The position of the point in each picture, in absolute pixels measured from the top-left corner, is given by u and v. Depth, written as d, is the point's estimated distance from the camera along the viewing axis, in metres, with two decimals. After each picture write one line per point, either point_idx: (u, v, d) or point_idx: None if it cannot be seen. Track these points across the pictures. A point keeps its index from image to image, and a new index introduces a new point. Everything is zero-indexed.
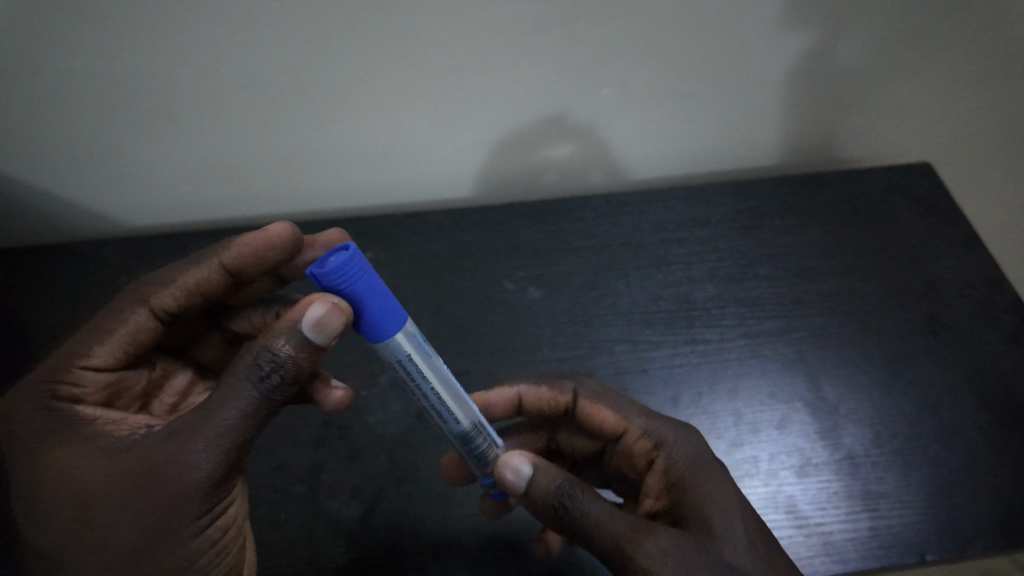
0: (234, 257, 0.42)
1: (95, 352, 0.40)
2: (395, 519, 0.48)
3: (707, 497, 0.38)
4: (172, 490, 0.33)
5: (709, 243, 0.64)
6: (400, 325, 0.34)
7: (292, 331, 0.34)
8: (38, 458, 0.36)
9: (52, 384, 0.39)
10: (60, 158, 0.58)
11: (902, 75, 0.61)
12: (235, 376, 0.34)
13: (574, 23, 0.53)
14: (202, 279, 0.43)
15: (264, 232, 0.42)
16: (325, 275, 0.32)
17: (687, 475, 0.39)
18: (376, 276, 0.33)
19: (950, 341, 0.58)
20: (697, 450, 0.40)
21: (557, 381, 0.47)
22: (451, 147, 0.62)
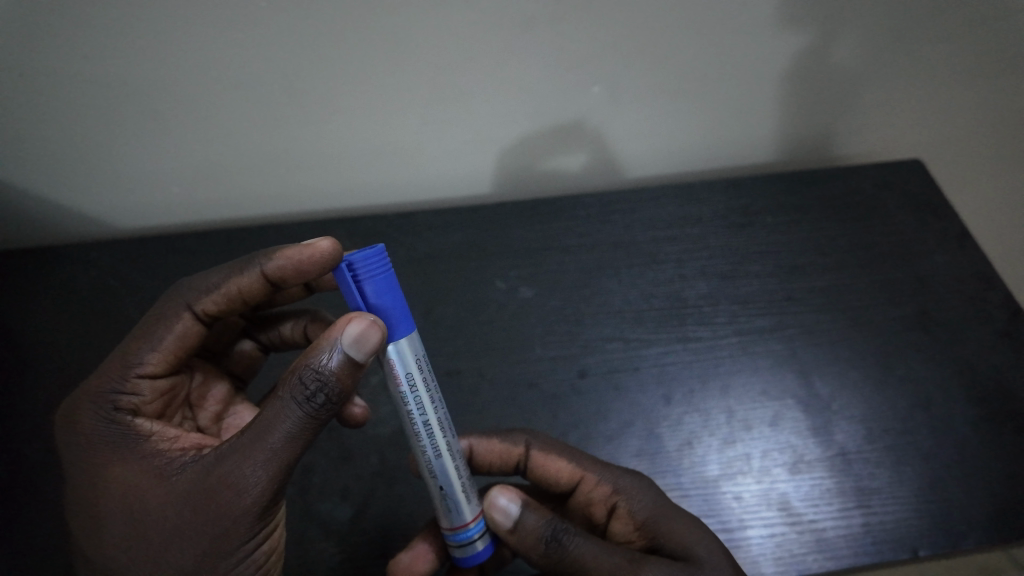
0: (276, 263, 0.41)
1: (145, 359, 0.41)
2: (388, 520, 0.48)
3: (681, 535, 0.38)
4: (225, 512, 0.33)
5: (701, 240, 0.64)
6: (404, 330, 0.36)
7: (333, 347, 0.34)
8: (100, 475, 0.37)
9: (107, 396, 0.39)
10: (48, 162, 0.58)
11: (892, 71, 0.62)
12: (280, 397, 0.34)
13: (565, 23, 0.53)
14: (245, 286, 0.42)
15: (309, 249, 0.40)
16: (353, 263, 0.35)
17: (654, 518, 0.40)
18: (397, 280, 0.36)
19: (941, 337, 0.58)
20: (656, 492, 0.41)
21: (506, 433, 0.46)
22: (441, 146, 0.62)
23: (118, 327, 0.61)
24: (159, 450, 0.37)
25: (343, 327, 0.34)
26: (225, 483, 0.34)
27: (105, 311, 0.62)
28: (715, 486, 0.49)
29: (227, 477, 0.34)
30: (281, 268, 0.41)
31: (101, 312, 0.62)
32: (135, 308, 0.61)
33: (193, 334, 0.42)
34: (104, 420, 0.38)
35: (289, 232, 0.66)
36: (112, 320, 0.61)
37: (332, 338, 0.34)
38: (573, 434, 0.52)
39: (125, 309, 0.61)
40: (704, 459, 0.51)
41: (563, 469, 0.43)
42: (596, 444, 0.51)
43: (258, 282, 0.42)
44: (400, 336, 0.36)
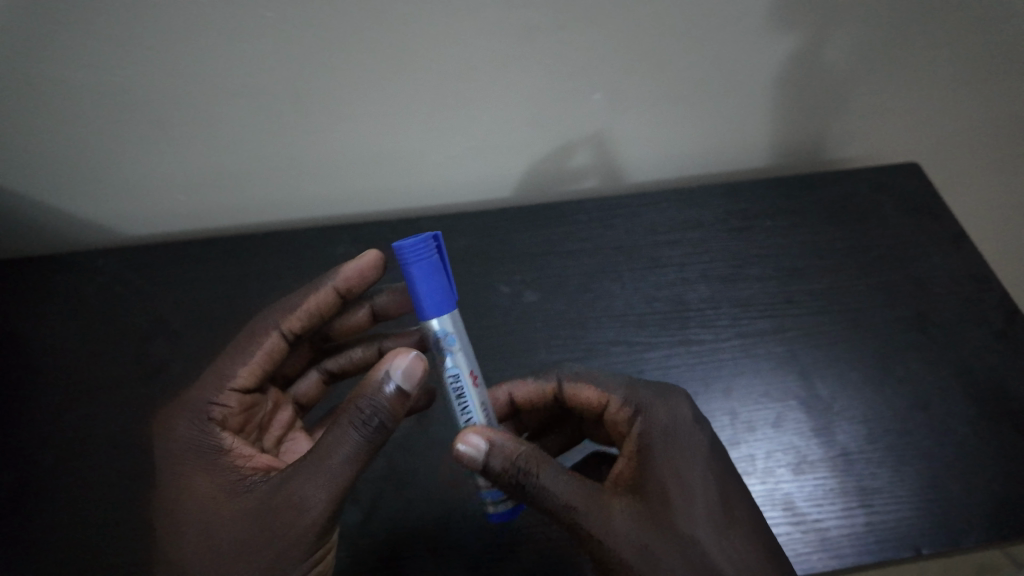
0: (347, 279, 0.49)
1: (237, 373, 0.46)
2: (398, 522, 0.48)
3: (671, 468, 0.39)
4: (288, 536, 0.36)
5: (702, 244, 0.64)
6: (446, 310, 0.38)
7: (387, 375, 0.38)
8: (186, 481, 0.41)
9: (203, 405, 0.44)
10: (56, 171, 0.59)
11: (890, 75, 0.62)
12: (341, 421, 0.37)
13: (565, 32, 0.54)
14: (317, 302, 0.49)
15: (363, 258, 0.50)
16: (402, 249, 0.36)
17: (659, 442, 0.41)
18: (439, 260, 0.37)
19: (938, 338, 0.58)
20: (682, 421, 0.42)
21: (541, 373, 0.50)
22: (443, 153, 0.63)
23: (125, 334, 0.61)
24: (235, 470, 0.41)
25: (393, 360, 0.38)
26: (287, 506, 0.36)
27: (111, 319, 0.62)
28: None
29: (292, 496, 0.36)
30: (350, 284, 0.49)
31: (107, 319, 0.62)
32: (141, 315, 0.62)
33: (276, 353, 0.48)
34: (197, 429, 0.43)
35: (291, 239, 0.66)
36: (118, 327, 0.61)
37: (383, 366, 0.38)
38: None
39: (132, 316, 0.62)
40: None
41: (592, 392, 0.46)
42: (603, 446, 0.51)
43: (330, 298, 0.49)
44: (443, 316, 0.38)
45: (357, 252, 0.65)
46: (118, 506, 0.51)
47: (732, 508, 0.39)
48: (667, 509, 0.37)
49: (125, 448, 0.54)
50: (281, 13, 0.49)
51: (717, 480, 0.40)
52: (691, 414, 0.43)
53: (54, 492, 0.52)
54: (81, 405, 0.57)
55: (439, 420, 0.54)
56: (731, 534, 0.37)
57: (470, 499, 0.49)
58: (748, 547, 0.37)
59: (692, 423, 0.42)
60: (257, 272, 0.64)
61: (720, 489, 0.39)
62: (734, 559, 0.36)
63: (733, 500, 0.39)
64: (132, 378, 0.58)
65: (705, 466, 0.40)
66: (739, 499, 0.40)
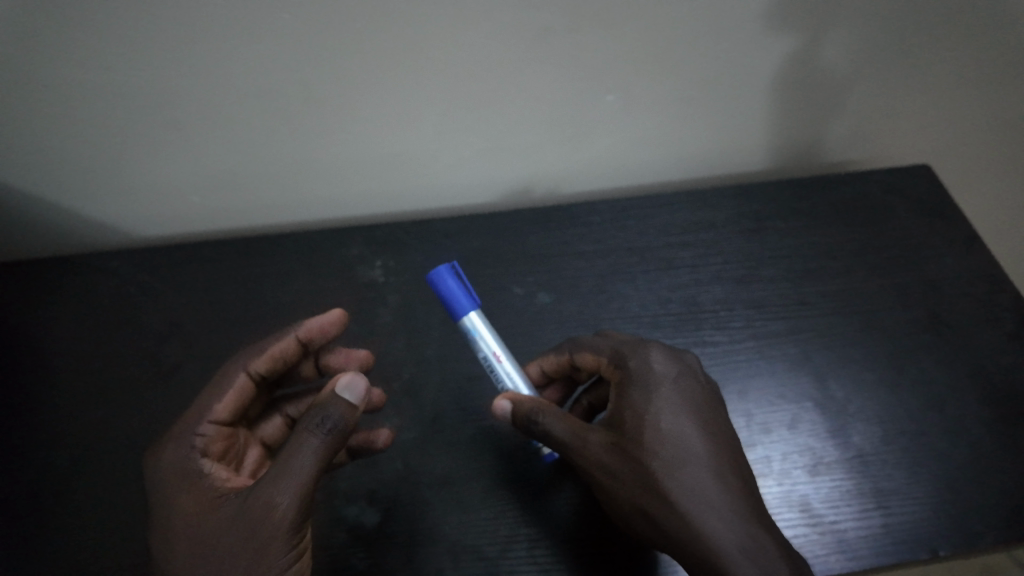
0: (311, 330, 0.51)
1: (212, 408, 0.48)
2: (416, 523, 0.48)
3: (636, 409, 0.44)
4: (268, 528, 0.39)
5: (715, 245, 0.64)
6: (471, 307, 0.50)
7: (334, 394, 0.42)
8: (171, 502, 0.43)
9: (185, 434, 0.46)
10: (68, 172, 0.59)
11: (902, 78, 0.62)
12: (301, 431, 0.41)
13: (580, 33, 0.53)
14: (280, 351, 0.50)
15: (324, 316, 0.52)
16: (431, 275, 0.50)
17: (634, 391, 0.45)
18: (460, 278, 0.51)
19: (951, 339, 0.58)
20: (653, 369, 0.46)
21: (558, 347, 0.54)
22: (455, 154, 0.63)
23: (138, 335, 0.61)
24: (213, 487, 0.44)
25: (338, 380, 0.43)
26: (262, 503, 0.40)
27: (125, 321, 0.62)
28: None
29: (263, 498, 0.40)
30: (312, 334, 0.52)
31: (121, 321, 0.62)
32: (155, 316, 0.62)
33: (247, 392, 0.50)
34: (180, 455, 0.45)
35: (304, 239, 0.66)
36: (131, 329, 0.61)
37: (330, 387, 0.43)
38: None
39: (145, 317, 0.62)
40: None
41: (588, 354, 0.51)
42: None
43: (292, 347, 0.51)
44: (470, 313, 0.50)
45: (370, 254, 0.65)
46: (134, 509, 0.51)
47: (694, 442, 0.43)
48: (630, 443, 0.44)
49: (140, 449, 0.54)
50: (293, 18, 0.49)
51: (687, 420, 0.44)
52: (664, 362, 0.47)
53: (70, 494, 0.52)
54: (96, 406, 0.57)
55: (455, 421, 0.54)
56: (689, 465, 0.42)
57: (487, 500, 0.49)
58: (706, 475, 0.41)
59: (664, 370, 0.46)
60: (270, 274, 0.64)
61: (684, 426, 0.43)
62: (688, 484, 0.41)
63: (700, 436, 0.43)
64: (146, 379, 0.58)
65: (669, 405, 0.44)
66: (709, 435, 0.43)
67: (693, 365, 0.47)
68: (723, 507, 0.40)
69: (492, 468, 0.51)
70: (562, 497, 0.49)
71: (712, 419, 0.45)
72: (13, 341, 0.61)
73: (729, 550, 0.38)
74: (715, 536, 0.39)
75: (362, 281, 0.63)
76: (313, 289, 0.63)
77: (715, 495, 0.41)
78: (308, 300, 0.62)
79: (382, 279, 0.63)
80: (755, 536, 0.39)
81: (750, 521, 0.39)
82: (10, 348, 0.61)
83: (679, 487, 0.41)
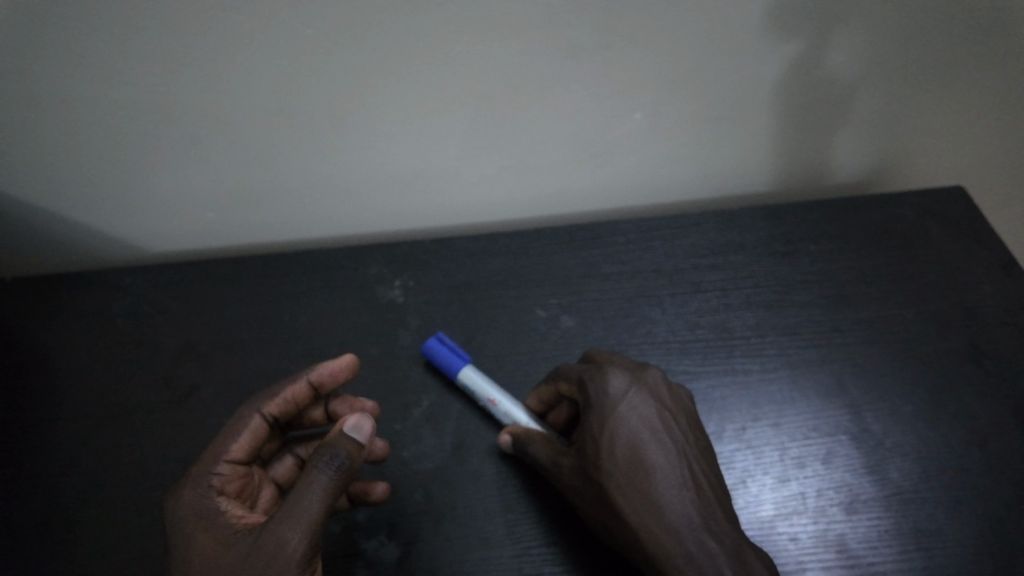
0: (322, 374, 0.50)
1: (226, 447, 0.47)
2: (435, 560, 0.47)
3: (596, 434, 0.47)
4: (278, 566, 0.39)
5: (745, 268, 0.63)
6: (463, 365, 0.54)
7: (341, 432, 0.42)
8: (182, 540, 0.42)
9: (199, 472, 0.45)
10: (85, 187, 0.58)
11: (938, 97, 0.60)
12: (309, 469, 0.41)
13: (609, 49, 0.51)
14: (291, 394, 0.49)
15: (335, 361, 0.50)
16: (425, 348, 0.55)
17: (595, 417, 0.47)
18: (451, 344, 0.56)
19: (993, 370, 0.56)
20: (611, 394, 0.48)
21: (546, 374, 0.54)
22: (478, 172, 0.61)
23: (154, 354, 0.60)
24: (227, 524, 0.43)
25: (344, 420, 0.43)
26: (273, 541, 0.39)
27: (140, 339, 0.61)
28: (771, 526, 0.48)
29: (274, 536, 0.40)
30: (323, 378, 0.50)
31: (136, 340, 0.61)
32: (171, 335, 0.61)
33: (262, 432, 0.49)
34: (197, 494, 0.44)
35: (324, 257, 0.65)
36: (147, 348, 0.60)
37: (336, 427, 0.43)
38: None
39: (161, 335, 0.61)
40: (759, 499, 0.49)
41: (562, 380, 0.51)
42: None
43: (304, 390, 0.50)
44: (461, 368, 0.54)
45: (389, 273, 0.64)
46: (146, 537, 0.50)
47: (649, 461, 0.45)
48: (591, 465, 0.46)
49: (152, 473, 0.53)
50: (314, 34, 0.47)
51: (643, 443, 0.46)
52: (622, 386, 0.48)
53: (80, 520, 0.51)
54: (111, 427, 0.56)
55: (476, 450, 0.52)
56: (643, 483, 0.44)
57: (510, 536, 0.48)
58: (659, 492, 0.44)
59: (620, 394, 0.48)
60: (288, 293, 0.63)
61: (640, 447, 0.46)
62: (643, 503, 0.44)
63: (655, 455, 0.46)
64: (162, 401, 0.57)
65: (625, 428, 0.46)
66: (664, 452, 0.46)
67: (653, 383, 0.49)
68: (674, 518, 0.43)
69: (516, 502, 0.49)
70: (586, 535, 0.47)
71: (669, 436, 0.47)
72: (28, 358, 0.60)
73: (679, 560, 0.42)
74: (664, 546, 0.42)
75: (381, 302, 0.62)
76: (331, 309, 0.61)
77: (667, 509, 0.44)
78: (327, 320, 0.61)
79: (401, 300, 0.62)
80: (702, 545, 0.42)
81: (700, 530, 0.43)
82: (25, 366, 0.60)
83: (634, 505, 0.44)
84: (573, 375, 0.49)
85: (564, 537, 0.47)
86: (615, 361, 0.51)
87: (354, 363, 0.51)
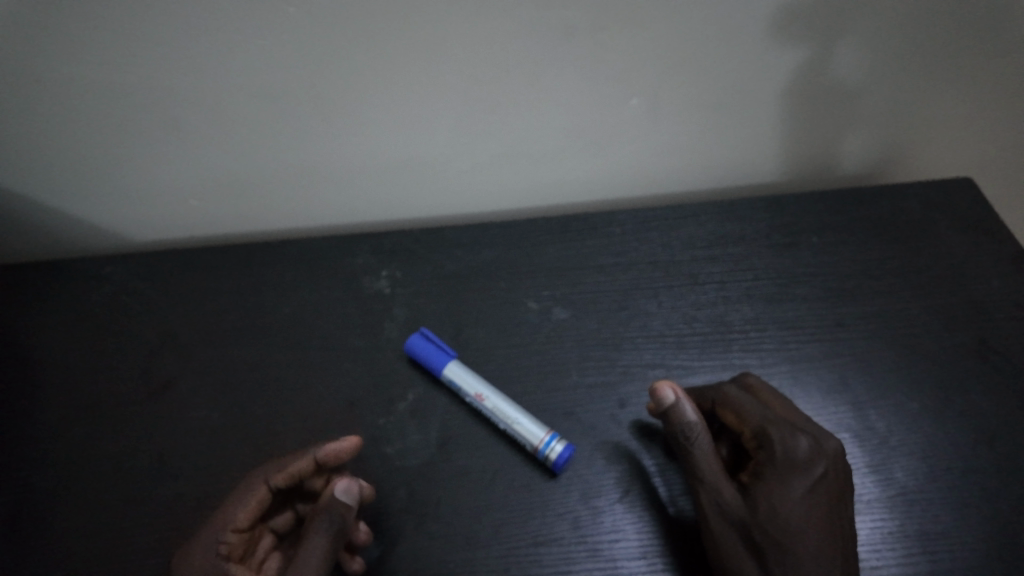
0: (328, 453, 0.46)
1: (233, 516, 0.44)
2: (417, 561, 0.45)
3: (773, 489, 0.43)
4: None
5: (745, 261, 0.61)
6: (447, 361, 0.53)
7: (333, 497, 0.43)
8: None
9: (207, 543, 0.43)
10: (63, 173, 0.56)
11: (947, 85, 0.58)
12: (307, 534, 0.42)
13: (605, 31, 0.49)
14: (297, 469, 0.46)
15: (343, 441, 0.46)
16: (408, 345, 0.54)
17: (773, 472, 0.44)
18: (435, 340, 0.54)
19: (1002, 367, 0.54)
20: (800, 456, 0.44)
21: (708, 386, 0.50)
22: (469, 160, 0.59)
23: (133, 346, 0.58)
24: None
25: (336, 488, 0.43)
26: None
27: (121, 330, 0.59)
28: None
29: None
30: (329, 457, 0.46)
31: (115, 331, 0.59)
32: (152, 326, 0.59)
33: (267, 500, 0.46)
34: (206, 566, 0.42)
35: (310, 247, 0.63)
36: (126, 339, 0.58)
37: (328, 490, 0.43)
38: (613, 468, 0.48)
39: (141, 327, 0.59)
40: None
41: (734, 417, 0.47)
42: (635, 479, 0.48)
43: (309, 465, 0.46)
44: (447, 363, 0.53)
45: (376, 264, 0.62)
46: (116, 535, 0.48)
47: (812, 534, 0.42)
48: (755, 518, 0.43)
49: (125, 469, 0.51)
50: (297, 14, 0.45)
51: (817, 513, 0.43)
52: (812, 447, 0.44)
53: (48, 517, 0.49)
54: (87, 420, 0.54)
55: (463, 446, 0.50)
56: (801, 550, 0.42)
57: (496, 536, 0.46)
58: (815, 562, 0.41)
59: (811, 455, 0.44)
60: (272, 284, 0.61)
61: (808, 515, 0.42)
62: (792, 568, 0.41)
63: (821, 527, 0.42)
64: (139, 393, 0.55)
65: (805, 493, 0.43)
66: (830, 525, 0.42)
67: (840, 453, 0.44)
68: None
69: (503, 500, 0.47)
70: (572, 535, 0.46)
71: (842, 509, 0.43)
72: (4, 348, 0.58)
73: None
74: None
75: (369, 293, 0.60)
76: (317, 301, 0.60)
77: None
78: (312, 313, 0.59)
79: (389, 291, 0.60)
80: None
81: None
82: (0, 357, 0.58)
83: (782, 567, 0.42)
84: (759, 419, 0.46)
85: (551, 541, 0.45)
86: (796, 414, 0.47)
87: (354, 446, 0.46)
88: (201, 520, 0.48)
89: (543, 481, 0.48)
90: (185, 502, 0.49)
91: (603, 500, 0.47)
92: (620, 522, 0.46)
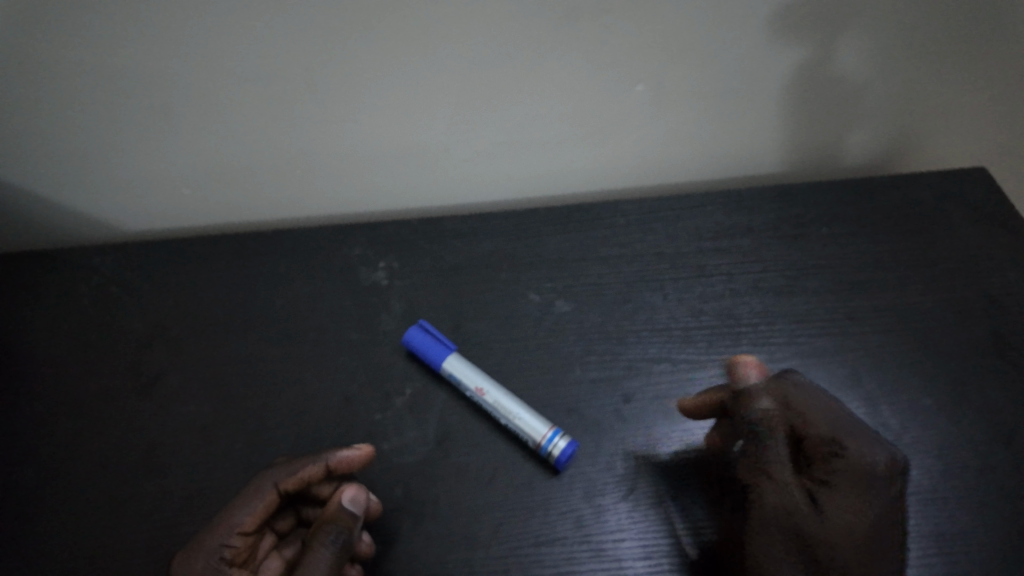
0: (340, 461, 0.44)
1: (240, 520, 0.42)
2: (414, 561, 0.43)
3: (842, 497, 0.39)
4: None
5: (753, 252, 0.59)
6: (447, 354, 0.51)
7: (342, 506, 0.41)
8: None
9: (212, 547, 0.41)
10: (51, 161, 0.54)
11: (963, 71, 0.56)
12: (313, 546, 0.40)
13: (610, 13, 0.47)
14: (306, 476, 0.44)
15: (357, 451, 0.45)
16: (407, 339, 0.52)
17: (847, 481, 0.40)
18: (434, 333, 0.53)
19: (1018, 362, 0.52)
20: (878, 467, 0.39)
21: (782, 373, 0.45)
22: (470, 148, 0.58)
23: (122, 340, 0.56)
24: None
25: (345, 496, 0.42)
26: None
27: (110, 323, 0.57)
28: None
29: None
30: (339, 467, 0.44)
31: (104, 324, 0.57)
32: (142, 319, 0.57)
33: (275, 506, 0.44)
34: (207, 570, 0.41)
35: (305, 238, 0.62)
36: (116, 332, 0.57)
37: (336, 500, 0.42)
38: (620, 466, 0.47)
39: (131, 320, 0.57)
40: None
41: (805, 418, 0.42)
42: (641, 476, 0.46)
43: (319, 473, 0.44)
44: (446, 356, 0.51)
45: (373, 255, 0.60)
46: (100, 533, 0.46)
47: (871, 549, 0.39)
48: (818, 525, 0.39)
49: (113, 466, 0.49)
50: None
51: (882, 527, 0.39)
52: (893, 459, 0.40)
53: (32, 516, 0.47)
54: (74, 415, 0.52)
55: (462, 443, 0.48)
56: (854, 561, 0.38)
57: (497, 537, 0.44)
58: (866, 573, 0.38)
59: (890, 470, 0.39)
60: (266, 276, 0.59)
61: (875, 529, 0.39)
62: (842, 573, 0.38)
63: (882, 542, 0.39)
64: (128, 388, 0.53)
65: (878, 510, 0.39)
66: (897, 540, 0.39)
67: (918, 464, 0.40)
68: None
69: (503, 499, 0.46)
70: (577, 534, 0.44)
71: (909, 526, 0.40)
72: None
73: None
74: None
75: (365, 285, 0.58)
76: (312, 293, 0.58)
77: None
78: (307, 305, 0.57)
79: (386, 283, 0.58)
80: None
81: None
82: None
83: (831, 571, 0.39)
84: (833, 423, 0.41)
85: (554, 541, 0.44)
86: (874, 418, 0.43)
87: (367, 454, 0.45)
88: (190, 519, 0.46)
89: (545, 479, 0.46)
90: (174, 500, 0.47)
91: (608, 498, 0.45)
92: (627, 519, 0.44)
